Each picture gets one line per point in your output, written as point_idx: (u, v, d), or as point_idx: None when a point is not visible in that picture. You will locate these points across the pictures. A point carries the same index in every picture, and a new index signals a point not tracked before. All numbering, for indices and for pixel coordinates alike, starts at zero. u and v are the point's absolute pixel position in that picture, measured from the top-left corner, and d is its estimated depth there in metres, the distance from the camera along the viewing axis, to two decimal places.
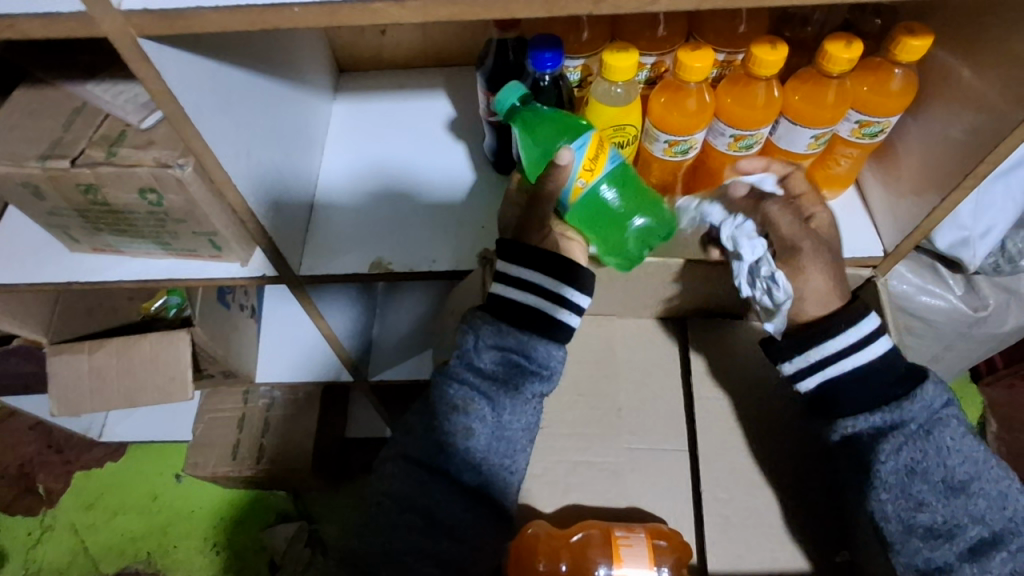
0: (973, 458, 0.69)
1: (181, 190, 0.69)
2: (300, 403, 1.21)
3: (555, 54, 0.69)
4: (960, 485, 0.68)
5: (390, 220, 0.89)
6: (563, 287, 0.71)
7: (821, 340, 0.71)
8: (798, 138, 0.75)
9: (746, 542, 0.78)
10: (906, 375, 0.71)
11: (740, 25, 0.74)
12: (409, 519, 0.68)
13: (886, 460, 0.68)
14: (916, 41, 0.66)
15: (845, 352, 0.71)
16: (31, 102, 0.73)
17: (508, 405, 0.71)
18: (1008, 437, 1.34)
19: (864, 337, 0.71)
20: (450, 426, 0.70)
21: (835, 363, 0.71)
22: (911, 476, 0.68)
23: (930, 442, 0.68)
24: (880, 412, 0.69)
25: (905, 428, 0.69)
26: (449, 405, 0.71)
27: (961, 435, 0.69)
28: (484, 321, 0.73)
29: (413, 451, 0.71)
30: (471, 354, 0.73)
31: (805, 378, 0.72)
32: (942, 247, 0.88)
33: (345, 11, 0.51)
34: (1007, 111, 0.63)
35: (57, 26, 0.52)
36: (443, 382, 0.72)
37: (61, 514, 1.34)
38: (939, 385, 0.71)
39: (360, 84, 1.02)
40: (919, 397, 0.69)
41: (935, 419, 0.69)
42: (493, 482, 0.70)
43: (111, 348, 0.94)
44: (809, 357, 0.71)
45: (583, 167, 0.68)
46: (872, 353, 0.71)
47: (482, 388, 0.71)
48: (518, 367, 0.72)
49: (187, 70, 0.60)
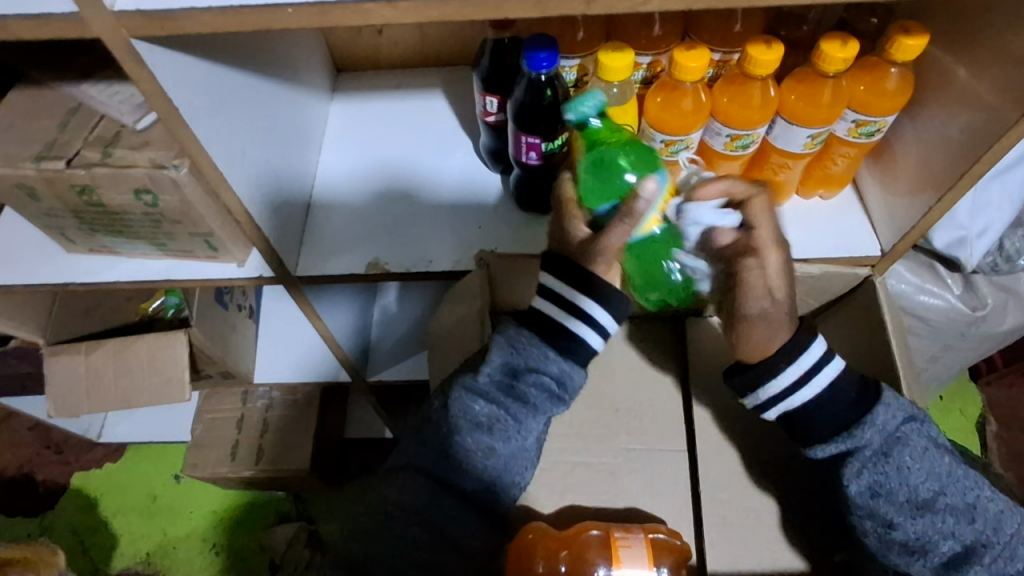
0: (937, 473, 0.67)
1: (177, 191, 0.69)
2: (299, 404, 1.20)
3: (550, 54, 0.69)
4: (925, 502, 0.67)
5: (389, 221, 0.89)
6: (580, 297, 0.69)
7: (767, 377, 0.69)
8: (794, 138, 0.75)
9: (743, 542, 0.77)
10: (858, 401, 0.69)
11: (736, 24, 0.74)
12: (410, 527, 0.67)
13: (851, 484, 0.68)
14: (912, 40, 0.66)
15: (793, 387, 0.69)
16: (27, 103, 0.73)
17: (531, 425, 0.72)
18: (1007, 435, 1.34)
19: (808, 371, 0.68)
20: (472, 444, 0.69)
21: (789, 397, 0.69)
22: (877, 498, 0.68)
23: (890, 464, 0.67)
24: (836, 441, 0.69)
25: (861, 453, 0.68)
26: (473, 422, 0.70)
27: (921, 452, 0.67)
28: (524, 332, 0.71)
29: (427, 462, 0.70)
30: (496, 365, 0.71)
31: (765, 409, 0.71)
32: (939, 246, 0.88)
33: (337, 11, 0.51)
34: (1003, 111, 0.63)
35: (48, 27, 0.52)
36: (467, 395, 0.71)
37: (60, 515, 1.34)
38: (892, 404, 0.69)
39: (357, 84, 1.02)
40: (870, 423, 0.68)
41: (894, 439, 0.68)
42: (505, 495, 0.71)
43: (108, 348, 0.94)
44: (760, 393, 0.70)
45: (664, 202, 0.68)
46: (819, 385, 0.69)
47: (507, 405, 0.71)
48: (545, 390, 0.71)
49: (181, 71, 0.60)
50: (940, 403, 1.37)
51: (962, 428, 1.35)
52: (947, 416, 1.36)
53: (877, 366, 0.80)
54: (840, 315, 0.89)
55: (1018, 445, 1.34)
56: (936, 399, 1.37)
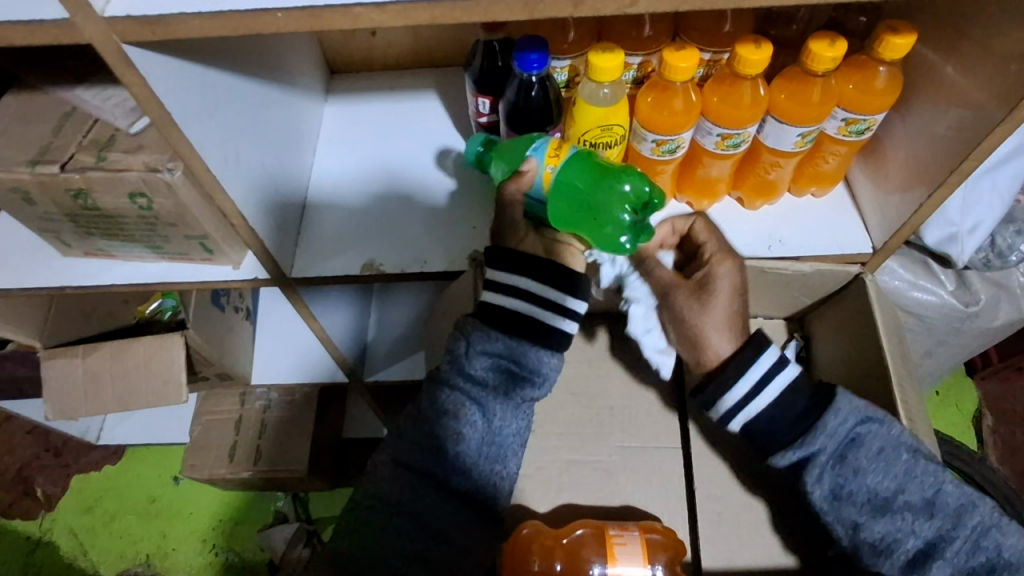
0: (895, 472, 0.69)
1: (171, 195, 0.69)
2: (297, 405, 1.21)
3: (541, 55, 0.69)
4: (885, 502, 0.68)
5: (380, 222, 0.89)
6: (552, 290, 0.71)
7: (723, 389, 0.72)
8: (785, 137, 0.75)
9: (739, 538, 0.78)
10: (809, 409, 0.71)
11: (725, 25, 0.75)
12: (396, 523, 0.68)
13: (813, 490, 0.70)
14: (899, 39, 0.67)
15: (750, 396, 0.71)
16: (21, 107, 0.73)
17: (500, 410, 0.71)
18: (1002, 430, 1.35)
19: (760, 381, 0.71)
20: (442, 432, 0.70)
21: (746, 407, 0.71)
22: (839, 500, 0.69)
23: (846, 465, 0.69)
24: (793, 450, 0.70)
25: (819, 459, 0.69)
26: (441, 411, 0.70)
27: (877, 453, 0.69)
28: (476, 327, 0.71)
29: (404, 454, 0.71)
30: (463, 360, 0.71)
31: (729, 422, 0.73)
32: (931, 242, 0.90)
33: (327, 15, 0.51)
34: (992, 109, 0.64)
35: (41, 33, 0.52)
36: (435, 387, 0.72)
37: (60, 517, 1.35)
38: (844, 409, 0.69)
39: (351, 86, 1.02)
40: (823, 427, 0.69)
41: (849, 442, 0.70)
42: (484, 487, 0.71)
43: (106, 351, 0.95)
44: (719, 406, 0.72)
45: (549, 154, 0.69)
46: (770, 396, 0.71)
47: (475, 395, 0.71)
48: (510, 373, 0.71)
49: (173, 75, 0.60)
50: (936, 398, 1.37)
51: (958, 422, 1.36)
52: (943, 411, 1.36)
53: (870, 362, 0.81)
54: (833, 311, 0.89)
55: (1014, 439, 1.34)
56: (932, 394, 1.38)
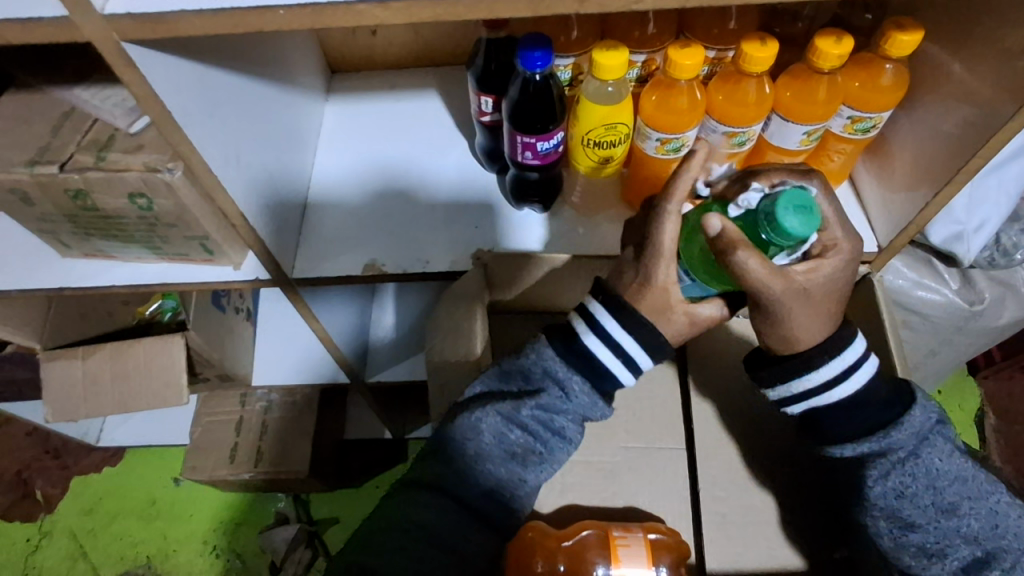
0: (961, 477, 0.67)
1: (172, 195, 0.69)
2: (299, 405, 1.20)
3: (545, 53, 0.68)
4: (949, 505, 0.66)
5: (384, 221, 0.89)
6: (609, 321, 0.65)
7: (801, 373, 0.66)
8: (790, 134, 0.75)
9: (744, 540, 0.78)
10: (888, 401, 0.67)
11: (730, 22, 0.74)
12: (425, 550, 0.65)
13: (875, 485, 0.67)
14: (906, 36, 0.66)
15: (826, 384, 0.66)
16: (19, 107, 0.72)
17: (560, 456, 0.71)
18: (1006, 429, 1.34)
19: (843, 370, 0.66)
20: (505, 475, 0.68)
21: (820, 394, 0.67)
22: (900, 500, 0.66)
23: (918, 465, 0.66)
24: (866, 441, 0.66)
25: (892, 455, 0.66)
26: (507, 452, 0.69)
27: (947, 454, 0.67)
28: (564, 369, 0.68)
29: (451, 484, 0.68)
30: (544, 405, 0.68)
31: (790, 404, 0.69)
32: (937, 241, 0.89)
33: (329, 13, 0.50)
34: (1000, 105, 0.63)
35: (39, 31, 0.52)
36: (503, 426, 0.68)
37: (60, 520, 1.34)
38: (927, 406, 0.68)
39: (352, 85, 1.01)
40: (905, 423, 0.66)
41: (921, 441, 0.67)
42: (522, 513, 0.72)
43: (106, 352, 0.94)
44: (796, 384, 0.67)
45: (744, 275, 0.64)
46: (848, 388, 0.66)
47: (543, 440, 0.69)
48: (579, 422, 0.70)
49: (173, 73, 0.59)
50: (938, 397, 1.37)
51: (960, 420, 1.35)
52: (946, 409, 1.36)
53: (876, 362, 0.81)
54: None
55: (1017, 437, 1.34)
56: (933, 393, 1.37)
